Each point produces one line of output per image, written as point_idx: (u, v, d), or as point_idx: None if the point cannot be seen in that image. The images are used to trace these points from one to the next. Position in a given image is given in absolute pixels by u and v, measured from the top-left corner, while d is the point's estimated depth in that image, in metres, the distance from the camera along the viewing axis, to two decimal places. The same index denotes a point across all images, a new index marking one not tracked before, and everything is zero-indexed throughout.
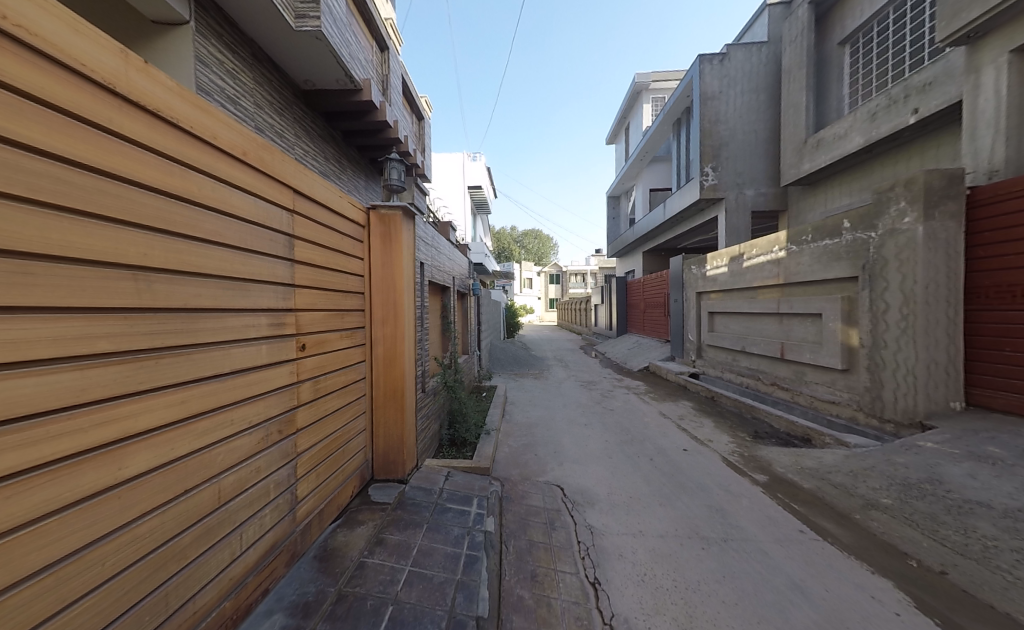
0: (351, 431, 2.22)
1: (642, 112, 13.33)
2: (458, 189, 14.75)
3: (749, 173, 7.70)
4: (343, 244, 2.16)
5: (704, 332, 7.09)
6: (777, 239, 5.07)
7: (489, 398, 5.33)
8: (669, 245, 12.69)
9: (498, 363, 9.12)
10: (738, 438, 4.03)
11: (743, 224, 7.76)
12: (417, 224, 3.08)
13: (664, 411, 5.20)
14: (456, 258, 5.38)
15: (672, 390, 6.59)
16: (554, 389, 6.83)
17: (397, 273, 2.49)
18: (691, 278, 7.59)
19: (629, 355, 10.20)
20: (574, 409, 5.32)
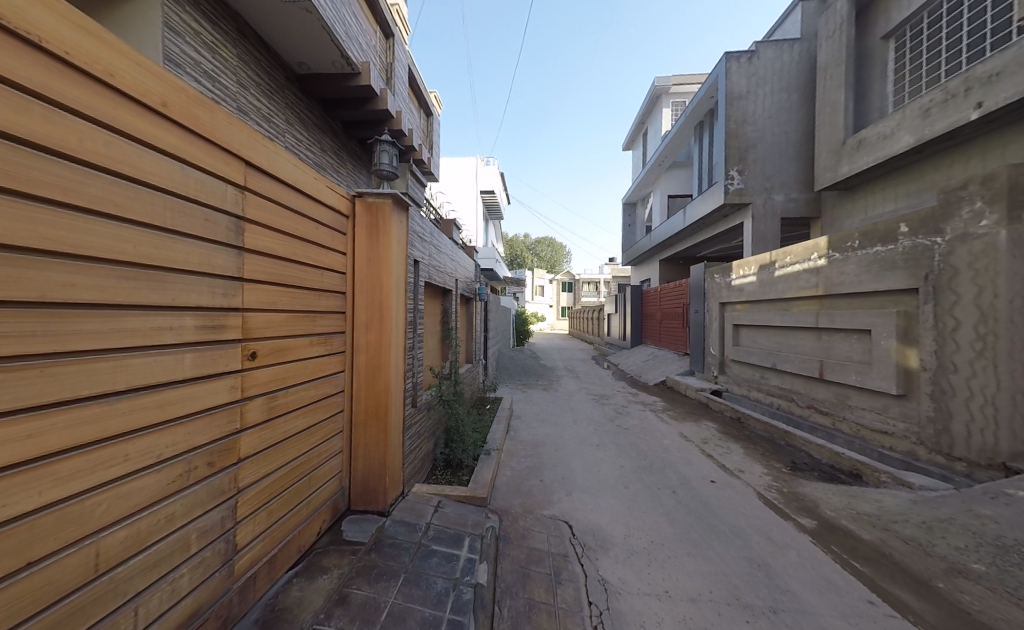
0: (318, 458, 1.83)
1: (662, 116, 12.95)
2: (471, 194, 14.58)
3: (778, 177, 7.22)
4: (316, 236, 1.82)
5: (728, 346, 6.58)
6: (814, 246, 4.57)
7: (493, 412, 4.93)
8: (687, 254, 12.18)
9: (506, 372, 8.73)
10: (773, 469, 3.54)
11: (771, 231, 7.24)
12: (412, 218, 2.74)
13: (684, 432, 4.73)
14: (462, 259, 5.06)
15: (693, 408, 6.09)
16: (563, 403, 6.39)
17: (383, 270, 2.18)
18: (713, 288, 7.11)
19: (643, 368, 9.68)
20: (585, 427, 4.88)
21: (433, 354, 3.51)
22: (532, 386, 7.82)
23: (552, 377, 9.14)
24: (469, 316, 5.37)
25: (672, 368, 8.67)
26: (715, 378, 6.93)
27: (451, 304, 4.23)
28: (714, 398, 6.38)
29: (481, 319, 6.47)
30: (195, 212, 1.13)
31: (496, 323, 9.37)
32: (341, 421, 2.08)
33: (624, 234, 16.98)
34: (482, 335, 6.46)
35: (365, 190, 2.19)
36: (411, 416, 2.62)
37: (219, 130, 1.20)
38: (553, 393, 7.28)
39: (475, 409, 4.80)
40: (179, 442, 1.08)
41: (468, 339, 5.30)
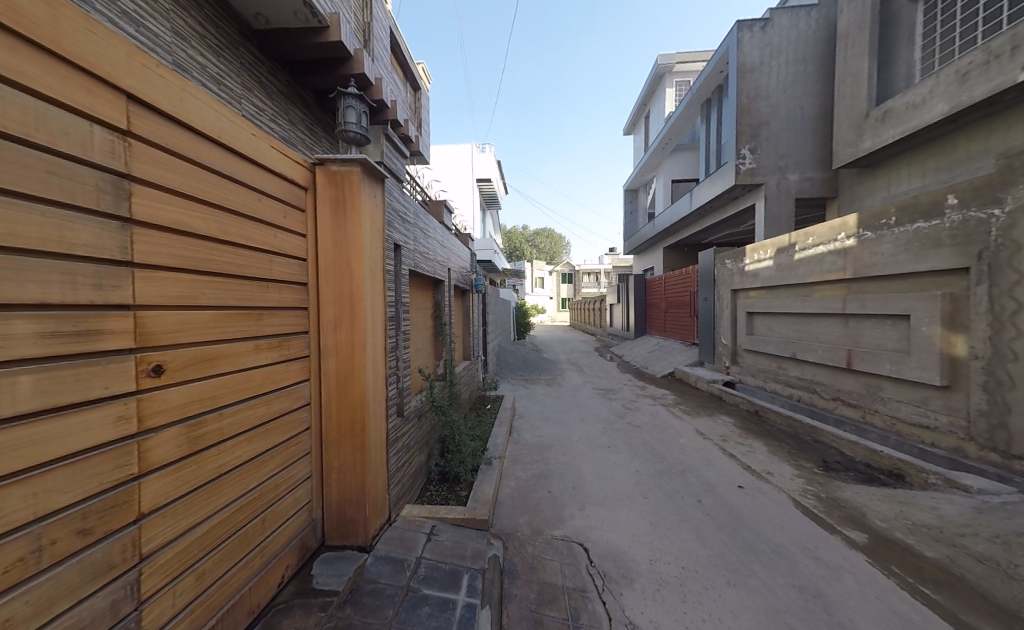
0: (275, 491, 1.57)
1: (665, 96, 12.41)
2: (467, 182, 14.06)
3: (792, 155, 6.81)
4: (257, 215, 1.52)
5: (741, 335, 6.23)
6: (842, 225, 4.20)
7: (494, 413, 4.57)
8: (692, 240, 11.76)
9: (507, 367, 8.37)
10: (804, 470, 3.20)
11: (784, 213, 6.85)
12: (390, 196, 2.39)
13: (700, 428, 4.40)
14: (456, 248, 4.66)
15: (705, 401, 5.77)
16: (569, 399, 6.04)
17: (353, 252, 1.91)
18: (724, 274, 6.74)
19: (649, 359, 9.32)
20: (594, 426, 4.54)
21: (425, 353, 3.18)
22: (534, 382, 7.47)
23: (555, 370, 8.78)
24: (466, 310, 4.98)
25: (680, 359, 8.32)
26: (727, 369, 6.60)
27: (444, 297, 3.86)
28: (728, 390, 6.05)
29: (479, 312, 6.09)
30: (30, 158, 0.76)
31: (496, 316, 8.97)
32: (307, 442, 1.82)
33: (626, 222, 16.51)
34: (480, 329, 6.07)
35: (326, 157, 1.89)
36: (397, 426, 2.31)
37: (74, 46, 0.83)
38: (557, 388, 6.93)
39: (475, 411, 4.44)
40: (23, 508, 0.74)
41: (465, 335, 4.92)
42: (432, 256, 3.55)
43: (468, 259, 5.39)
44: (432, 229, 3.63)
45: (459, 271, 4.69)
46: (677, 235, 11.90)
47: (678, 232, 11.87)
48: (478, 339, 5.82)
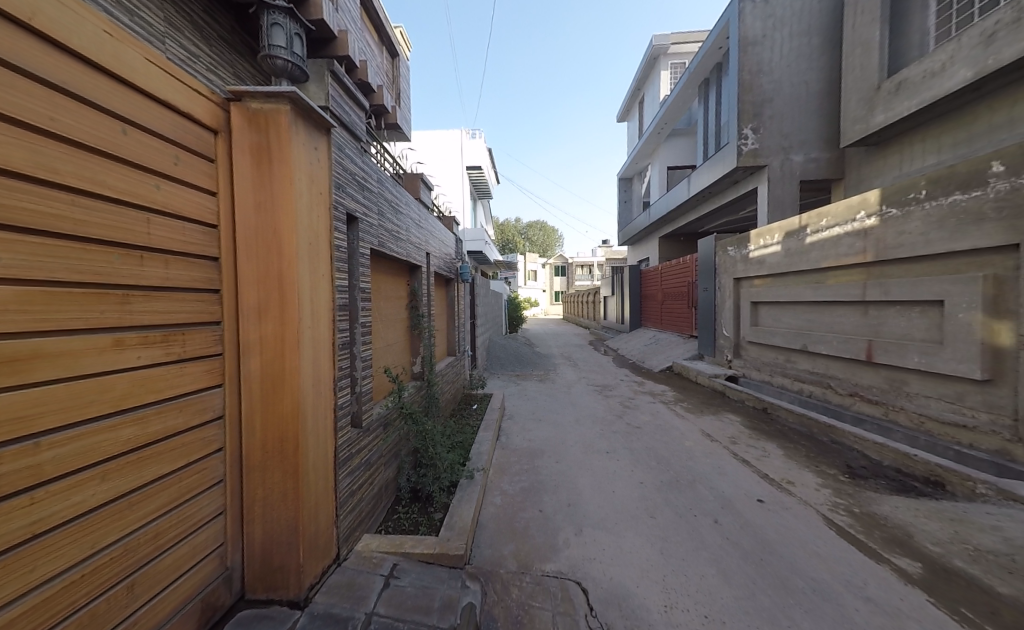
0: (154, 543, 1.06)
1: (660, 79, 11.92)
2: (455, 170, 13.47)
3: (797, 134, 6.41)
4: (116, 154, 0.95)
5: (745, 326, 5.86)
6: (860, 202, 3.79)
7: (480, 414, 4.11)
8: (689, 230, 11.37)
9: (497, 363, 7.93)
10: (829, 478, 2.83)
11: (790, 196, 6.47)
12: (346, 154, 1.81)
13: (705, 428, 4.03)
14: (438, 231, 4.14)
15: (708, 397, 5.40)
16: (562, 396, 5.62)
17: (286, 214, 1.33)
18: (726, 262, 6.34)
19: (646, 353, 8.95)
20: (590, 427, 4.12)
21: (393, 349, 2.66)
22: (526, 378, 7.04)
23: (548, 366, 8.36)
24: (449, 301, 4.49)
25: (678, 352, 7.95)
26: (729, 362, 6.23)
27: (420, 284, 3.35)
28: (731, 385, 5.68)
29: (466, 304, 5.59)
30: None
31: (485, 309, 8.49)
32: (218, 467, 1.30)
33: (620, 212, 16.07)
34: (467, 321, 5.59)
35: (244, 89, 1.27)
36: (354, 441, 1.80)
37: None
38: (550, 384, 6.51)
39: (459, 413, 3.96)
40: None
41: (447, 329, 4.42)
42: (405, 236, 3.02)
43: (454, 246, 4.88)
44: (404, 205, 3.10)
45: (441, 257, 4.18)
46: (674, 224, 11.49)
47: (674, 221, 11.47)
48: (464, 333, 5.35)
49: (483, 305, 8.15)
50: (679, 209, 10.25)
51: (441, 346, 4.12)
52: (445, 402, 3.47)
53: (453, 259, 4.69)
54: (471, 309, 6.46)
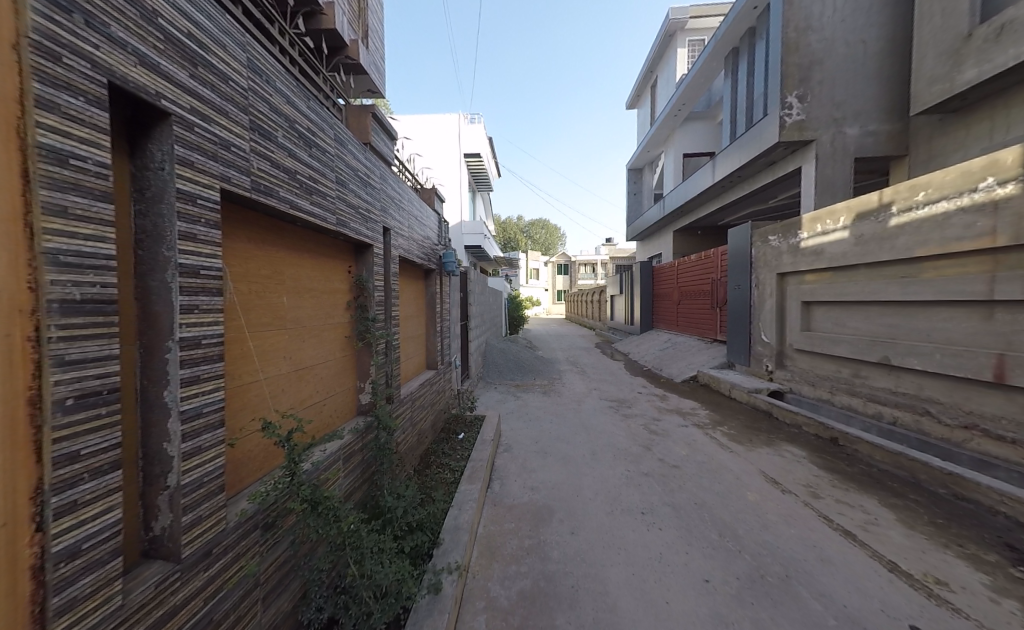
0: None
1: (676, 57, 10.89)
2: (453, 159, 12.48)
3: (850, 103, 5.42)
4: None
5: (793, 332, 4.85)
6: (982, 165, 2.80)
7: (468, 447, 3.06)
8: (708, 221, 10.36)
9: (496, 370, 6.93)
10: (996, 576, 1.83)
11: (841, 177, 5.46)
12: None
13: (765, 467, 3.05)
14: (415, 206, 3.09)
15: (750, 417, 4.40)
16: (573, 415, 4.61)
17: None
18: (765, 253, 5.35)
19: (663, 359, 7.94)
20: (613, 464, 3.13)
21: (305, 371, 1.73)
22: (529, 389, 6.05)
23: (553, 373, 7.36)
24: (431, 299, 3.45)
25: (702, 360, 6.92)
26: (771, 374, 5.22)
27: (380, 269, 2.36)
28: (778, 403, 4.67)
29: (457, 303, 4.58)
30: None
31: (482, 308, 7.50)
32: None
33: (629, 205, 15.01)
34: (457, 324, 4.57)
35: None
36: (144, 599, 0.88)
37: None
38: (557, 397, 5.51)
39: (434, 451, 2.92)
40: None
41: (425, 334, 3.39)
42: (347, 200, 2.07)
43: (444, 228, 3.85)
44: (346, 150, 2.11)
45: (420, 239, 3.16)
46: (691, 216, 10.44)
47: (692, 213, 10.42)
48: (454, 339, 4.35)
49: (480, 304, 7.15)
50: (699, 198, 9.21)
51: (417, 358, 3.09)
52: (408, 440, 2.46)
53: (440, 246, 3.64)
54: (463, 309, 5.44)
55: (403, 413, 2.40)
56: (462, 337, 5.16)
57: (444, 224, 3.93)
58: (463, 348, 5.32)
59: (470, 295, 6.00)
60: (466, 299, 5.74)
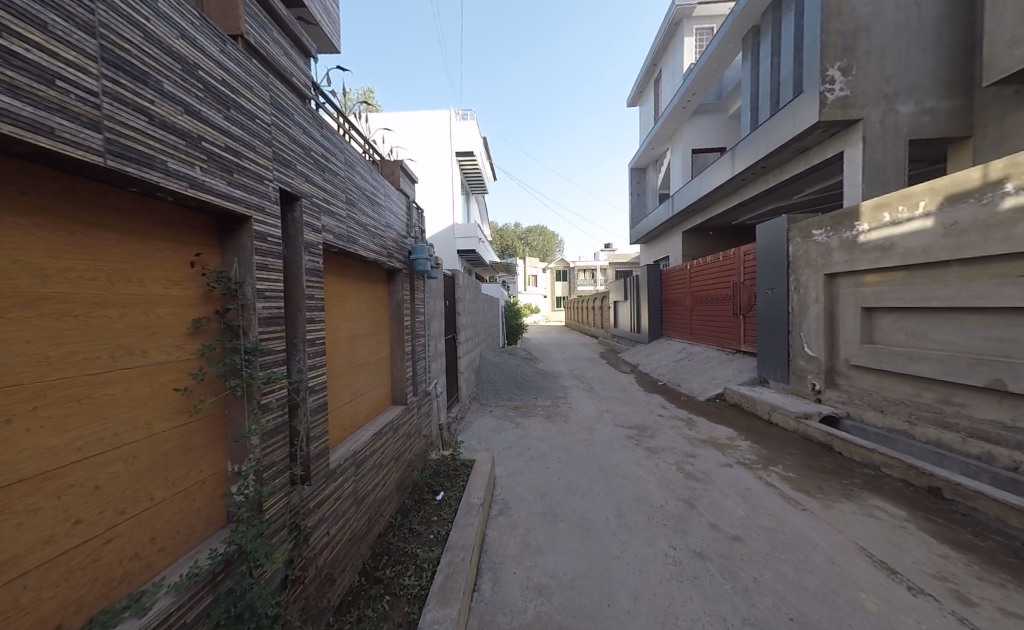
0: None
1: (683, 47, 10.21)
2: (445, 158, 11.72)
3: (902, 76, 4.67)
4: None
5: (851, 344, 4.00)
6: None
7: (448, 520, 2.14)
8: (721, 220, 9.61)
9: (491, 389, 6.02)
10: None
11: (892, 161, 4.69)
12: None
13: (864, 540, 2.19)
14: (358, 174, 2.04)
15: (808, 453, 3.52)
16: (586, 451, 3.71)
17: None
18: (808, 251, 4.52)
19: (680, 373, 7.05)
20: (651, 537, 2.25)
21: (25, 518, 0.67)
22: (529, 413, 5.15)
23: (557, 392, 6.45)
24: (398, 307, 2.58)
25: (728, 374, 6.05)
26: (820, 395, 4.36)
27: (291, 259, 1.40)
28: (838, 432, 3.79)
29: (440, 312, 3.72)
30: None
31: (475, 317, 6.61)
32: None
33: (632, 205, 14.26)
34: (439, 338, 3.69)
35: None
36: None
37: None
38: (564, 425, 4.61)
39: (396, 537, 1.99)
40: None
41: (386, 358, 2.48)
42: (166, 119, 0.90)
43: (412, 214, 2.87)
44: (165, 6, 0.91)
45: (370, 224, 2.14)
46: (703, 215, 9.62)
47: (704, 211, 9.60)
48: (435, 358, 3.46)
49: (471, 312, 6.26)
50: (713, 194, 8.41)
51: (367, 396, 2.19)
52: (337, 541, 1.53)
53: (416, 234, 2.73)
54: (449, 319, 4.56)
55: (326, 501, 1.47)
56: (447, 353, 4.27)
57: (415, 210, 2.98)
58: (449, 367, 4.42)
59: (460, 302, 5.12)
60: (453, 307, 4.86)
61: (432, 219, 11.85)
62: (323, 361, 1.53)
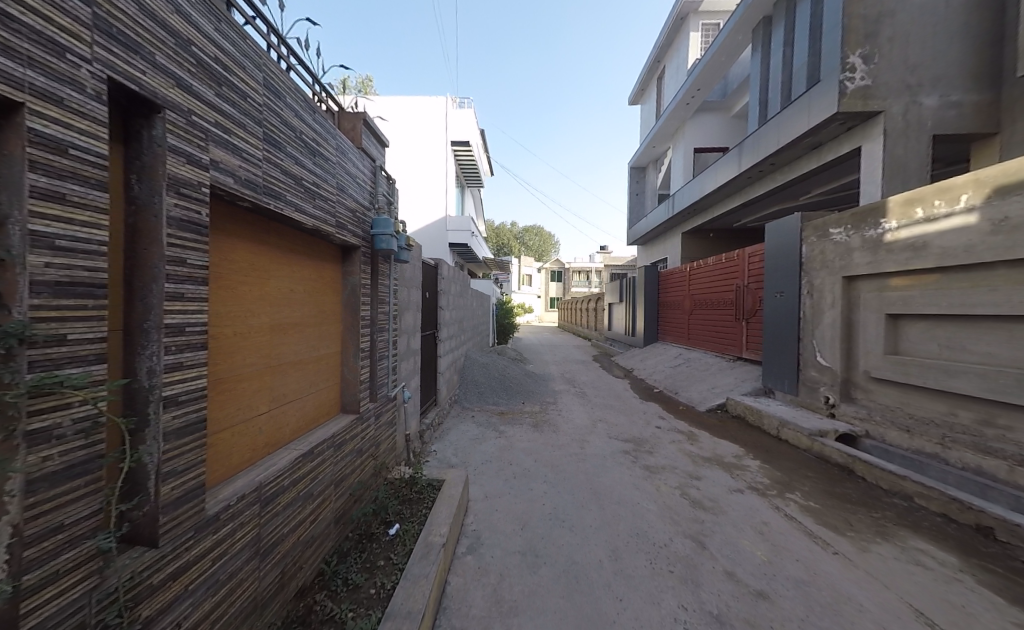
0: None
1: (688, 42, 9.87)
2: (439, 147, 11.23)
3: (928, 66, 4.31)
4: None
5: (873, 355, 3.59)
6: None
7: (397, 567, 1.66)
8: (723, 221, 9.27)
9: (475, 392, 5.54)
10: None
11: (915, 158, 4.33)
12: None
13: (918, 600, 1.76)
14: (288, 113, 1.50)
15: (826, 477, 3.10)
16: (576, 469, 3.24)
17: None
18: (824, 251, 4.13)
19: (679, 380, 6.64)
20: (655, 591, 1.79)
21: None
22: (516, 420, 4.67)
23: (547, 396, 5.99)
24: (353, 293, 2.08)
25: (730, 384, 5.64)
26: (834, 409, 3.95)
27: (142, 206, 0.88)
28: (857, 453, 3.38)
29: (414, 304, 3.22)
30: None
31: (461, 313, 6.11)
32: None
33: (631, 205, 13.90)
34: (412, 334, 3.19)
35: None
36: None
37: None
38: (552, 435, 4.14)
39: (321, 595, 1.51)
40: None
41: (332, 357, 1.99)
42: None
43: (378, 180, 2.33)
44: None
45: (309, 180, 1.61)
46: (705, 215, 9.25)
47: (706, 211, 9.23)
48: (404, 357, 2.95)
49: (457, 308, 5.76)
50: (717, 193, 8.04)
51: (298, 406, 1.69)
52: (208, 623, 1.05)
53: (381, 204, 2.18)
54: (427, 313, 4.05)
55: (190, 567, 1.00)
56: (423, 352, 3.76)
57: (383, 177, 2.43)
58: (425, 368, 3.92)
59: (442, 295, 4.61)
60: (433, 300, 4.35)
61: (424, 211, 11.35)
62: (196, 359, 1.00)
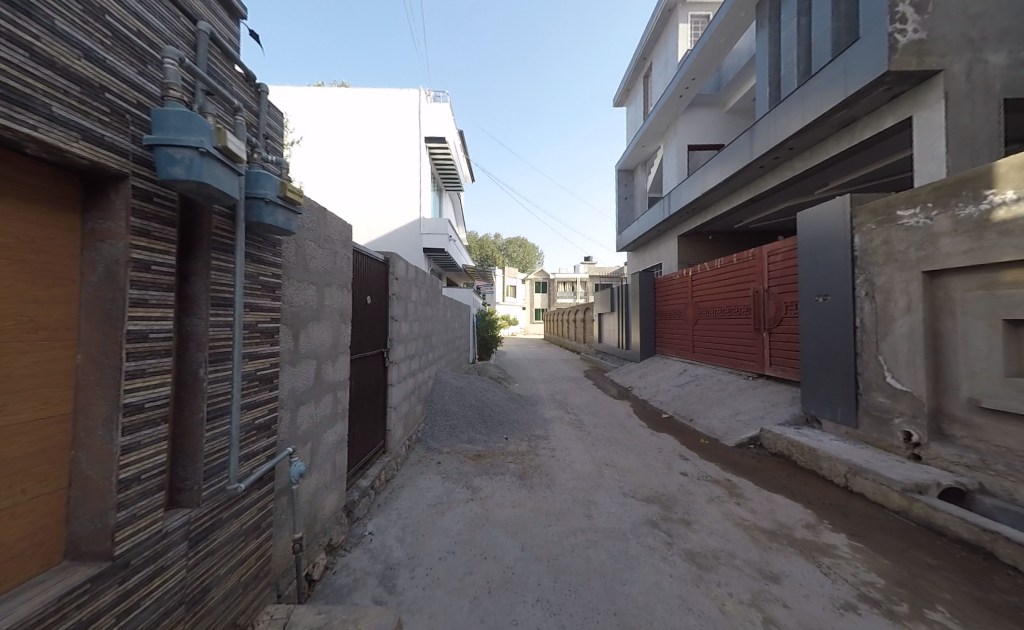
0: None
1: (677, 33, 9.26)
2: (411, 141, 10.22)
3: (993, 17, 3.54)
4: None
5: (982, 376, 2.63)
6: None
7: None
8: (724, 220, 8.56)
9: (445, 427, 4.35)
10: None
11: (985, 127, 3.52)
12: None
13: None
14: None
15: (962, 570, 2.05)
16: (585, 567, 2.09)
17: None
18: (889, 240, 3.22)
19: (691, 404, 5.62)
20: None
21: None
22: (496, 469, 3.51)
23: (536, 429, 4.84)
24: (112, 279, 0.87)
25: (759, 409, 4.64)
26: (921, 451, 2.95)
27: None
28: (983, 520, 2.32)
29: (335, 317, 2.07)
30: None
31: (430, 324, 4.98)
32: None
33: (620, 209, 13.20)
34: (331, 361, 2.03)
35: None
36: None
37: None
38: (545, 495, 2.99)
39: None
40: None
41: (3, 436, 0.75)
42: None
43: (201, 60, 1.08)
44: None
45: None
46: (706, 215, 8.49)
47: (707, 211, 8.47)
48: (306, 401, 1.77)
49: (423, 319, 4.60)
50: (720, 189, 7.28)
51: None
52: None
53: (178, 87, 0.93)
54: (371, 324, 2.89)
55: None
56: (358, 379, 2.58)
57: (220, 61, 1.19)
58: (365, 404, 2.72)
59: (397, 299, 3.47)
60: (381, 306, 3.20)
61: (395, 213, 10.21)
62: None
